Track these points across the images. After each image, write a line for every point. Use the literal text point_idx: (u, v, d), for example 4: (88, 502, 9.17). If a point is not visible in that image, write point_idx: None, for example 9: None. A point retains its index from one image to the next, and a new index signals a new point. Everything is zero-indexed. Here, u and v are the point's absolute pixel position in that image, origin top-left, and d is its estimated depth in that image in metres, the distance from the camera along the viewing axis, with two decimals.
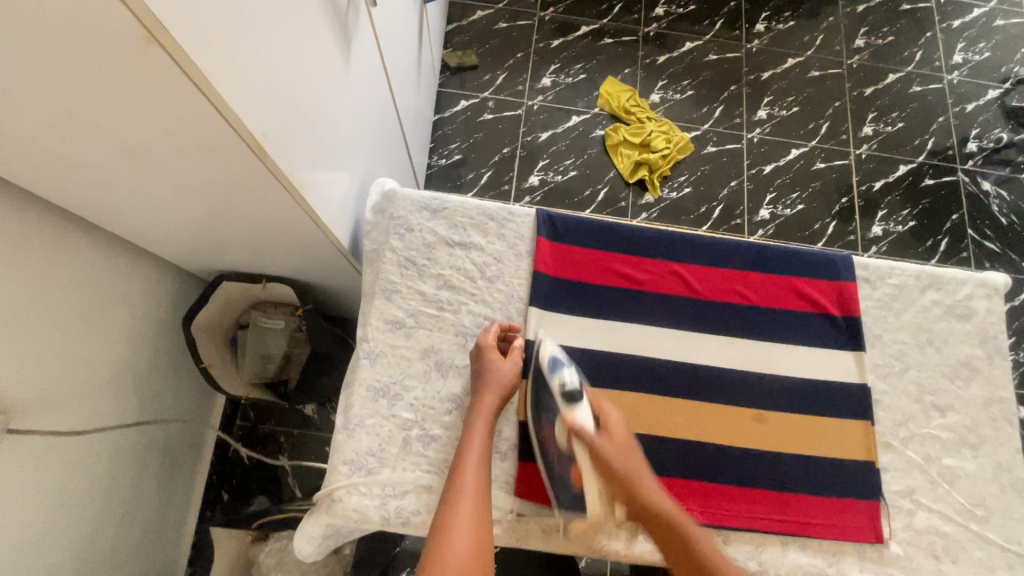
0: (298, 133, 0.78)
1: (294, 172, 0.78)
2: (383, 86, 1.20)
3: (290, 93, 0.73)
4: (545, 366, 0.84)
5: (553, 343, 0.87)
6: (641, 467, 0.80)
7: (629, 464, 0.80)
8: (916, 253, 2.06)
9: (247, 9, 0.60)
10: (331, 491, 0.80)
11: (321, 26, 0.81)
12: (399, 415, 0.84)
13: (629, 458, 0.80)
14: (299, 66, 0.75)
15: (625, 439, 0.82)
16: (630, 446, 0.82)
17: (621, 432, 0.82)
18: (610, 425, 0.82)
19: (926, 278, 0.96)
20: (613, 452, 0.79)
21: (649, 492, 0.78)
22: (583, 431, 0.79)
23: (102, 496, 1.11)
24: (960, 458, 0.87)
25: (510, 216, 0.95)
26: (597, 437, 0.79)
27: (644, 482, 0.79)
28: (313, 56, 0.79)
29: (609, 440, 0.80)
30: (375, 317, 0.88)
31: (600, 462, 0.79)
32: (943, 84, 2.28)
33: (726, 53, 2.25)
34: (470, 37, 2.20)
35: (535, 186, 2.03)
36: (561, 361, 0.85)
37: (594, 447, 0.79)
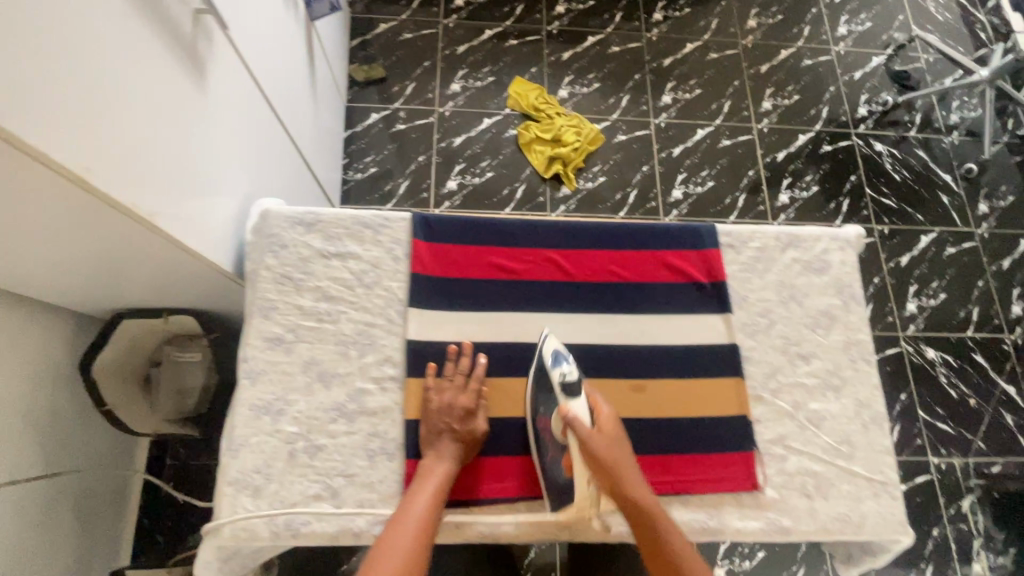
0: (126, 156, 0.76)
1: (126, 195, 0.75)
2: (261, 107, 1.20)
3: (104, 115, 0.72)
4: (546, 358, 0.87)
5: (555, 336, 0.90)
6: (627, 461, 0.81)
7: (614, 455, 0.81)
8: (822, 216, 2.17)
9: (25, 37, 0.59)
10: (220, 513, 0.80)
11: (145, 49, 0.80)
12: (283, 429, 0.85)
13: (616, 449, 0.81)
14: (115, 88, 0.74)
15: (615, 436, 0.83)
16: (619, 439, 0.83)
17: (612, 430, 0.83)
18: (603, 421, 0.84)
19: (785, 238, 1.02)
20: (600, 446, 0.80)
21: (629, 486, 0.79)
22: (575, 422, 0.81)
23: (9, 560, 1.07)
24: (826, 401, 0.94)
25: (385, 221, 0.97)
26: (588, 430, 0.81)
27: (626, 477, 0.79)
28: (138, 77, 0.78)
29: (598, 433, 0.82)
30: (254, 336, 0.89)
31: (587, 454, 0.80)
32: (832, 56, 2.42)
33: (627, 44, 2.33)
34: (376, 50, 2.22)
35: (454, 190, 2.05)
36: (562, 355, 0.87)
37: (583, 438, 0.80)
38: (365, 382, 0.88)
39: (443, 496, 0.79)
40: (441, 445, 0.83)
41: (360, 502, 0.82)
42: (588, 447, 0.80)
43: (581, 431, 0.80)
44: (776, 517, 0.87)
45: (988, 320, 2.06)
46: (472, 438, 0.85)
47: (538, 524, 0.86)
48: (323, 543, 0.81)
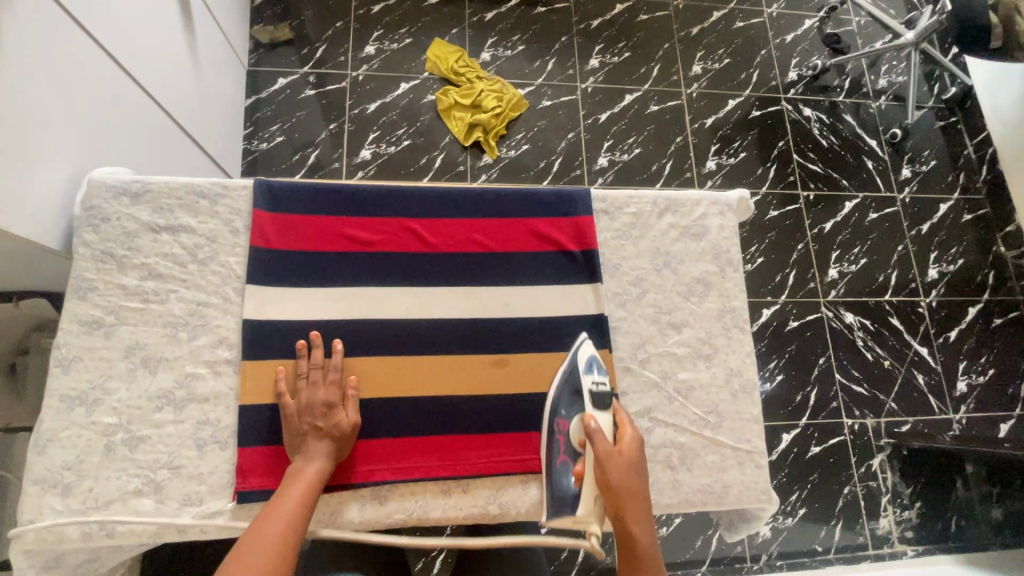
0: None
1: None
2: (103, 69, 1.08)
3: None
4: (579, 365, 0.83)
5: (590, 344, 0.85)
6: (642, 494, 0.71)
7: (631, 484, 0.71)
8: (748, 183, 2.15)
9: None
10: (22, 515, 0.72)
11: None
12: (100, 421, 0.77)
13: (634, 479, 0.72)
14: None
15: (638, 465, 0.74)
16: (640, 470, 0.74)
17: (635, 455, 0.74)
18: (627, 444, 0.74)
19: (662, 203, 0.97)
20: (617, 470, 0.71)
21: (634, 522, 0.69)
22: (598, 436, 0.73)
23: None
24: (695, 370, 0.91)
25: (224, 190, 0.88)
26: (609, 450, 0.73)
27: (635, 511, 0.70)
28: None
29: (620, 456, 0.73)
30: (67, 319, 0.80)
31: (599, 475, 0.72)
32: (764, 18, 2.36)
33: (554, 4, 2.22)
34: (282, 9, 2.06)
35: (368, 160, 1.95)
36: (595, 366, 0.83)
37: (601, 456, 0.72)
38: (196, 367, 0.81)
39: (313, 500, 0.72)
40: (310, 447, 0.76)
41: (187, 495, 0.76)
42: (604, 468, 0.71)
43: (600, 449, 0.72)
44: None
45: (905, 284, 2.10)
46: (346, 439, 0.78)
47: (388, 511, 0.79)
48: (146, 541, 0.75)
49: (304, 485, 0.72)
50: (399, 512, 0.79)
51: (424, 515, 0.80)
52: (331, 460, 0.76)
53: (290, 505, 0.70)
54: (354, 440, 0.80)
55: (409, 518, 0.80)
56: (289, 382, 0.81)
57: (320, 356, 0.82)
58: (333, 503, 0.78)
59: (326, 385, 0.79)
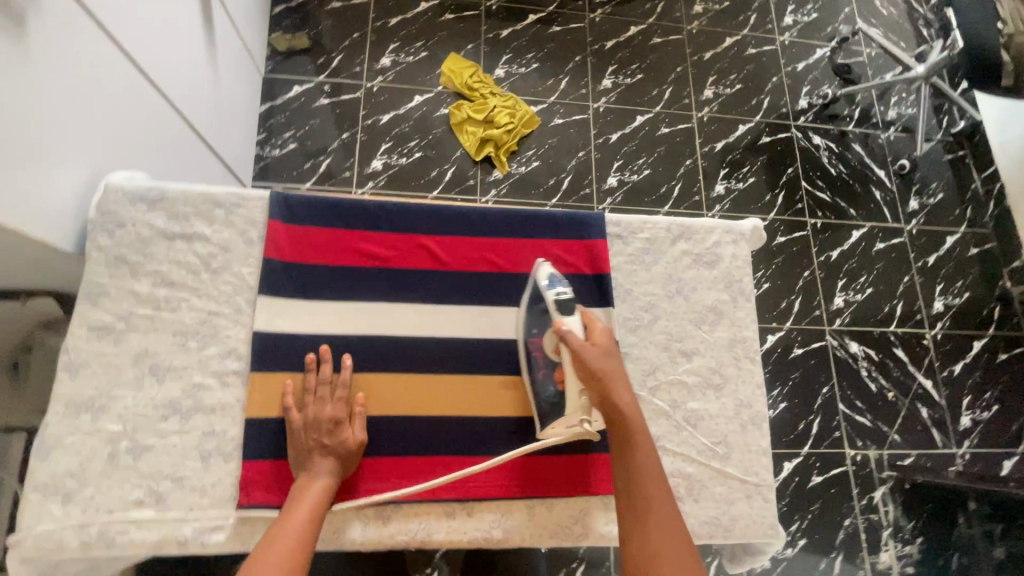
0: None
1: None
2: (124, 72, 1.09)
3: None
4: (544, 279, 0.83)
5: (548, 263, 0.86)
6: (620, 373, 0.75)
7: (608, 368, 0.74)
8: (756, 208, 2.15)
9: None
10: (22, 521, 0.71)
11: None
12: (104, 428, 0.76)
13: (609, 363, 0.75)
14: None
15: (612, 351, 0.77)
16: (614, 355, 0.76)
17: (607, 344, 0.77)
18: (597, 335, 0.77)
19: (676, 230, 0.97)
20: (593, 356, 0.74)
21: (618, 396, 0.72)
22: (569, 333, 0.76)
23: None
24: (704, 400, 0.90)
25: (240, 200, 0.88)
26: (581, 342, 0.75)
27: (618, 388, 0.73)
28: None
29: (592, 345, 0.75)
30: (77, 323, 0.80)
31: (578, 365, 0.75)
32: (776, 45, 2.39)
33: (569, 24, 2.25)
34: (301, 18, 2.09)
35: (379, 171, 1.95)
36: (557, 278, 0.83)
37: (576, 348, 0.74)
38: (204, 377, 0.80)
39: (320, 519, 0.71)
40: (315, 463, 0.75)
41: (188, 508, 0.75)
42: (580, 357, 0.74)
43: (574, 342, 0.75)
44: None
45: (911, 315, 2.09)
46: (352, 456, 0.78)
47: (391, 532, 0.78)
48: (145, 553, 0.74)
49: (309, 503, 0.72)
50: (403, 533, 0.78)
51: (428, 537, 0.78)
52: (336, 477, 0.76)
53: (298, 527, 0.69)
54: (359, 458, 0.79)
55: (412, 540, 0.78)
56: (296, 395, 0.80)
57: (329, 370, 0.81)
58: (338, 522, 0.77)
59: (333, 400, 0.79)
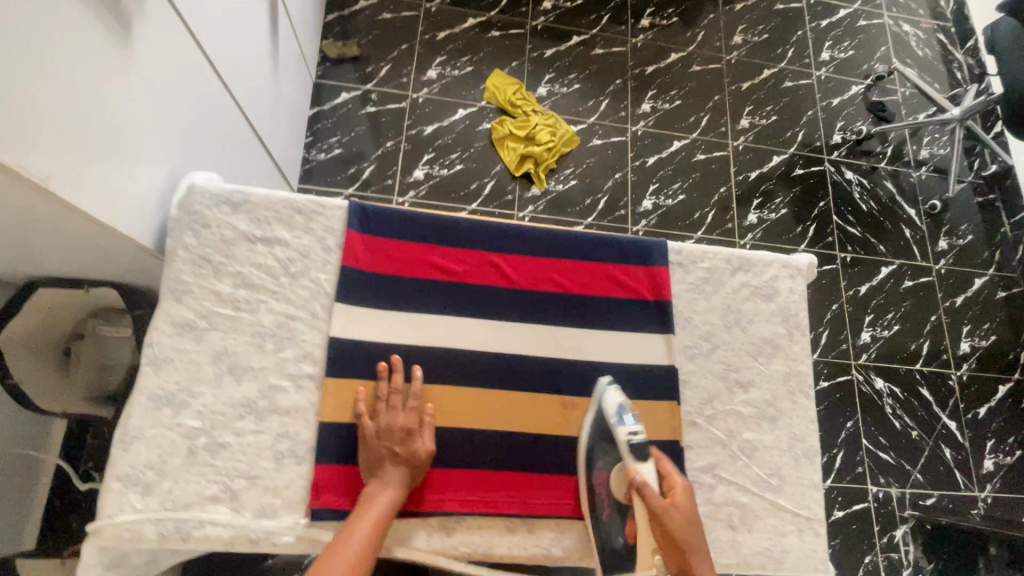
0: (34, 120, 0.70)
1: (8, 151, 0.66)
2: (206, 78, 1.13)
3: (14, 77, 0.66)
4: (611, 413, 0.81)
5: (617, 391, 0.83)
6: (700, 541, 0.74)
7: (688, 536, 0.73)
8: (787, 239, 2.18)
9: None
10: (103, 510, 0.74)
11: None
12: (184, 423, 0.78)
13: (691, 531, 0.74)
14: (26, 48, 0.68)
15: (691, 513, 0.76)
16: (693, 515, 0.76)
17: (686, 504, 0.76)
18: (677, 493, 0.76)
19: (736, 261, 0.99)
20: (675, 522, 0.73)
21: (699, 572, 0.72)
22: (646, 489, 0.75)
23: None
24: (759, 431, 0.92)
25: (320, 208, 0.91)
26: (661, 501, 0.74)
27: (699, 562, 0.73)
28: (36, 19, 0.69)
29: (676, 511, 0.74)
30: (162, 319, 0.82)
31: (658, 528, 0.74)
32: (813, 80, 2.43)
33: (611, 47, 2.30)
34: (351, 27, 2.14)
35: (420, 180, 1.99)
36: (625, 412, 0.80)
37: (656, 509, 0.74)
38: (279, 379, 0.82)
39: (386, 526, 0.73)
40: (384, 471, 0.77)
41: (261, 507, 0.77)
42: (662, 522, 0.73)
43: (656, 504, 0.74)
44: None
45: (937, 355, 2.10)
46: (419, 466, 0.79)
47: (454, 544, 0.79)
48: (218, 548, 0.76)
49: (377, 510, 0.74)
50: (465, 546, 0.80)
51: (488, 551, 0.80)
52: (403, 487, 0.77)
53: (364, 536, 0.71)
54: (426, 467, 0.80)
55: (473, 553, 0.80)
56: (367, 403, 0.82)
57: (398, 379, 0.83)
58: (404, 531, 0.79)
59: (401, 410, 0.81)
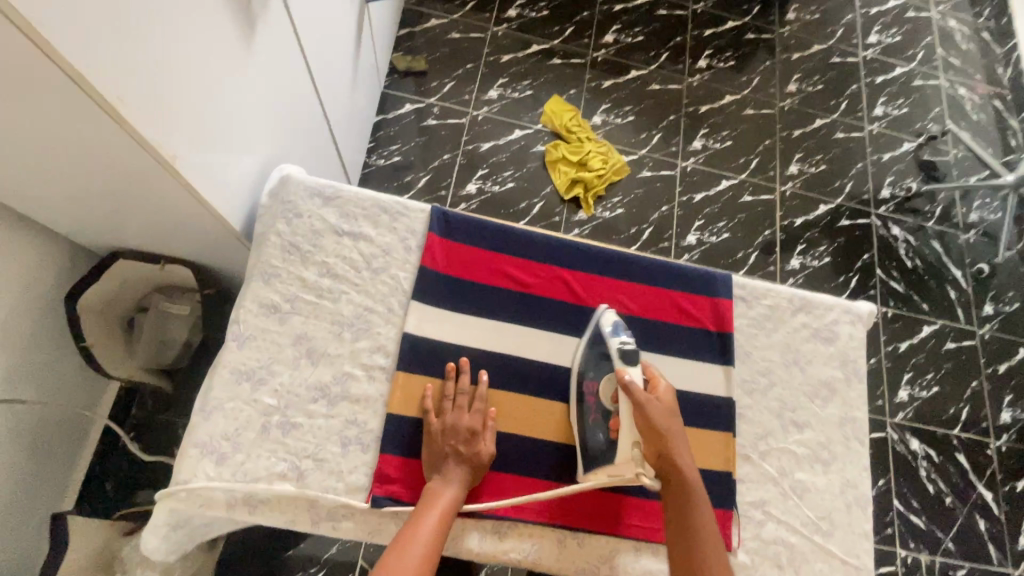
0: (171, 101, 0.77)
1: (146, 126, 0.73)
2: (304, 81, 1.21)
3: (163, 61, 0.74)
4: (607, 328, 0.84)
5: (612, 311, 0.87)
6: (680, 432, 0.77)
7: (671, 428, 0.76)
8: (829, 288, 2.17)
9: None
10: (180, 473, 0.77)
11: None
12: (261, 400, 0.82)
13: (672, 423, 0.76)
14: (178, 38, 0.75)
15: (672, 410, 0.78)
16: (675, 413, 0.79)
17: (669, 403, 0.79)
18: (660, 393, 0.79)
19: (798, 302, 1.01)
20: (658, 413, 0.76)
21: (681, 460, 0.75)
22: (632, 385, 0.76)
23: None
24: (812, 473, 0.92)
25: (404, 209, 0.95)
26: (645, 394, 0.76)
27: (681, 453, 0.76)
28: (184, 11, 0.75)
29: (659, 402, 0.77)
30: (250, 299, 0.87)
31: (640, 417, 0.75)
32: (864, 133, 2.45)
33: (668, 84, 2.36)
34: (421, 43, 2.24)
35: (472, 194, 2.05)
36: (620, 327, 0.83)
37: (640, 401, 0.75)
38: (353, 368, 0.86)
39: (448, 525, 0.75)
40: (447, 470, 0.79)
41: (325, 489, 0.79)
42: (646, 413, 0.75)
43: (640, 396, 0.76)
44: None
45: (976, 422, 2.05)
46: (479, 468, 0.81)
47: (505, 548, 0.81)
48: (281, 524, 0.78)
49: (439, 509, 0.75)
50: (515, 551, 0.81)
51: (537, 560, 0.81)
52: (464, 488, 0.79)
53: (428, 535, 0.72)
54: (486, 471, 0.82)
55: (522, 560, 0.81)
56: (432, 401, 0.85)
57: (464, 381, 0.86)
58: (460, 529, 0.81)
59: (465, 412, 0.83)
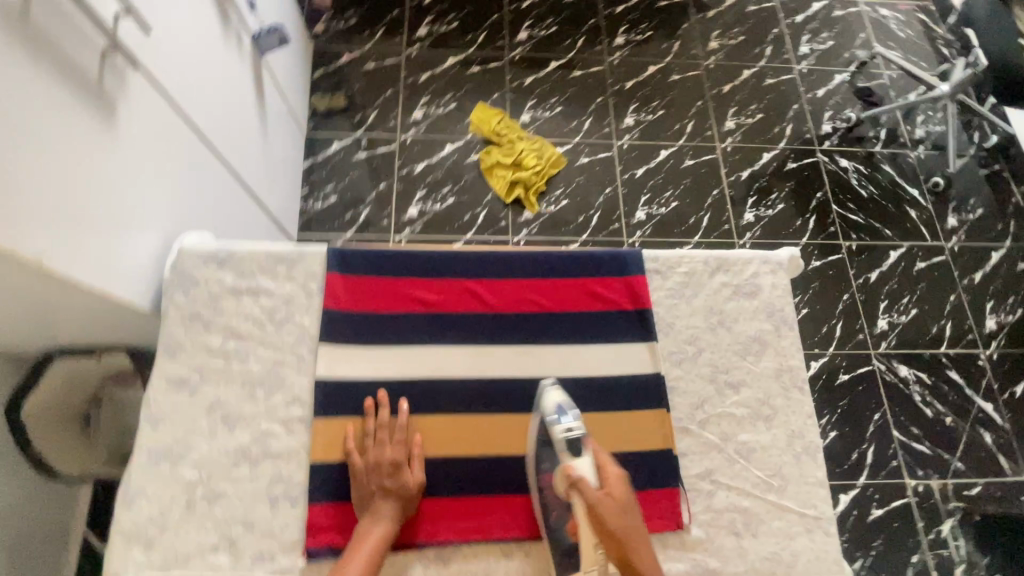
0: (27, 203, 0.75)
1: (4, 234, 0.72)
2: (194, 147, 1.20)
3: (6, 166, 0.72)
4: (550, 413, 0.81)
5: (557, 389, 0.84)
6: (638, 528, 0.74)
7: (627, 525, 0.73)
8: (788, 234, 2.15)
9: None
10: (110, 567, 0.76)
11: (32, 89, 0.78)
12: (182, 475, 0.81)
13: (628, 519, 0.74)
14: (17, 140, 0.74)
15: (628, 503, 0.75)
16: (631, 506, 0.76)
17: (624, 497, 0.76)
18: (613, 484, 0.76)
19: (714, 262, 1.00)
20: (611, 513, 0.73)
21: (639, 558, 0.72)
22: (582, 484, 0.74)
23: None
24: (756, 431, 0.90)
25: (300, 254, 0.95)
26: (596, 492, 0.74)
27: (640, 550, 0.72)
28: (21, 115, 0.75)
29: (611, 499, 0.74)
30: (157, 377, 0.86)
31: (597, 523, 0.72)
32: (794, 74, 2.43)
33: (589, 68, 2.35)
34: (338, 81, 2.24)
35: (415, 217, 2.05)
36: (565, 409, 0.81)
37: (592, 502, 0.73)
38: (271, 424, 0.85)
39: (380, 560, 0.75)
40: (375, 506, 0.78)
41: (260, 552, 0.78)
42: (601, 516, 0.72)
43: (589, 496, 0.73)
44: (702, 558, 0.83)
45: (962, 336, 2.02)
46: (410, 498, 0.80)
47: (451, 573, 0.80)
48: None
49: (370, 547, 0.75)
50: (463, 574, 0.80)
51: None
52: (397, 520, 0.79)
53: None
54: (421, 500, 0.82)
55: None
56: (355, 438, 0.84)
57: (382, 413, 0.85)
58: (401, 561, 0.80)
59: (388, 443, 0.83)
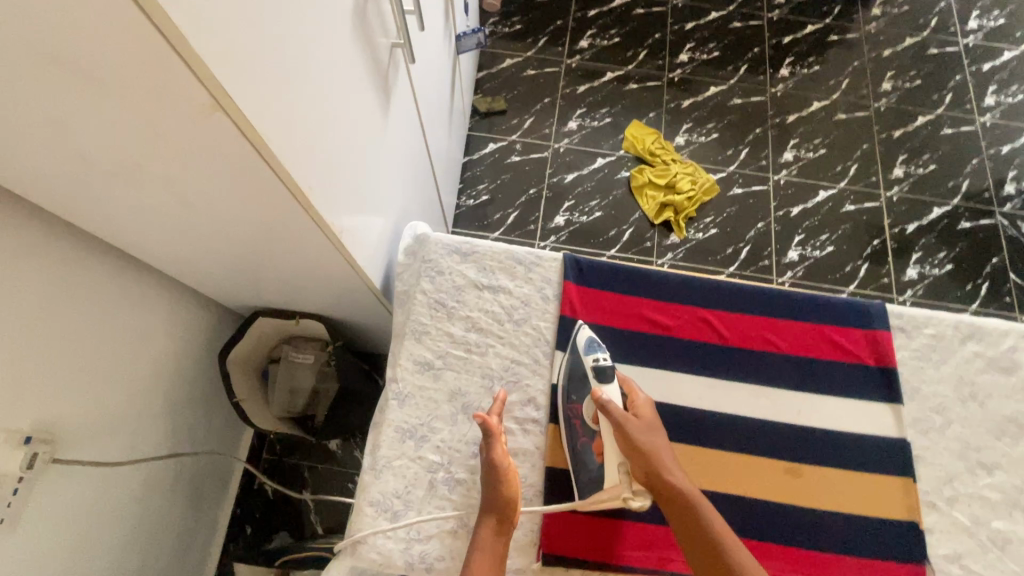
0: (340, 180, 0.77)
1: (325, 208, 0.74)
2: (418, 138, 1.24)
3: (337, 145, 0.75)
4: (581, 347, 0.84)
5: (588, 329, 0.87)
6: (665, 446, 0.75)
7: (654, 442, 0.75)
8: (955, 297, 1.99)
9: (307, 82, 0.63)
10: (359, 533, 0.80)
11: (359, 70, 0.80)
12: (425, 456, 0.84)
13: (656, 439, 0.75)
14: (346, 121, 0.77)
15: (653, 424, 0.78)
16: (657, 427, 0.77)
17: (650, 419, 0.78)
18: (640, 408, 0.79)
19: (966, 328, 0.93)
20: (639, 431, 0.75)
21: (670, 475, 0.73)
22: (610, 406, 0.76)
23: (144, 514, 1.13)
24: (1011, 521, 0.83)
25: (538, 259, 0.97)
26: (625, 415, 0.76)
27: (670, 466, 0.73)
28: (351, 97, 0.78)
29: (637, 419, 0.77)
30: (405, 357, 0.90)
31: (623, 438, 0.74)
32: (975, 126, 2.26)
33: (750, 97, 2.29)
34: (499, 83, 2.29)
35: (561, 227, 2.07)
36: (594, 344, 0.83)
37: (621, 422, 0.75)
38: (507, 422, 0.87)
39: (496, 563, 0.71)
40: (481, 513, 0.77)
41: None
42: (627, 431, 0.74)
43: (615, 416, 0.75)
44: None
45: None
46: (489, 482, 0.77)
47: None
48: None
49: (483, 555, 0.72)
50: None
51: None
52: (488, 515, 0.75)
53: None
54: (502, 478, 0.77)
55: None
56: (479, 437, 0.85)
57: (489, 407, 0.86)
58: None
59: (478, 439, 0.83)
